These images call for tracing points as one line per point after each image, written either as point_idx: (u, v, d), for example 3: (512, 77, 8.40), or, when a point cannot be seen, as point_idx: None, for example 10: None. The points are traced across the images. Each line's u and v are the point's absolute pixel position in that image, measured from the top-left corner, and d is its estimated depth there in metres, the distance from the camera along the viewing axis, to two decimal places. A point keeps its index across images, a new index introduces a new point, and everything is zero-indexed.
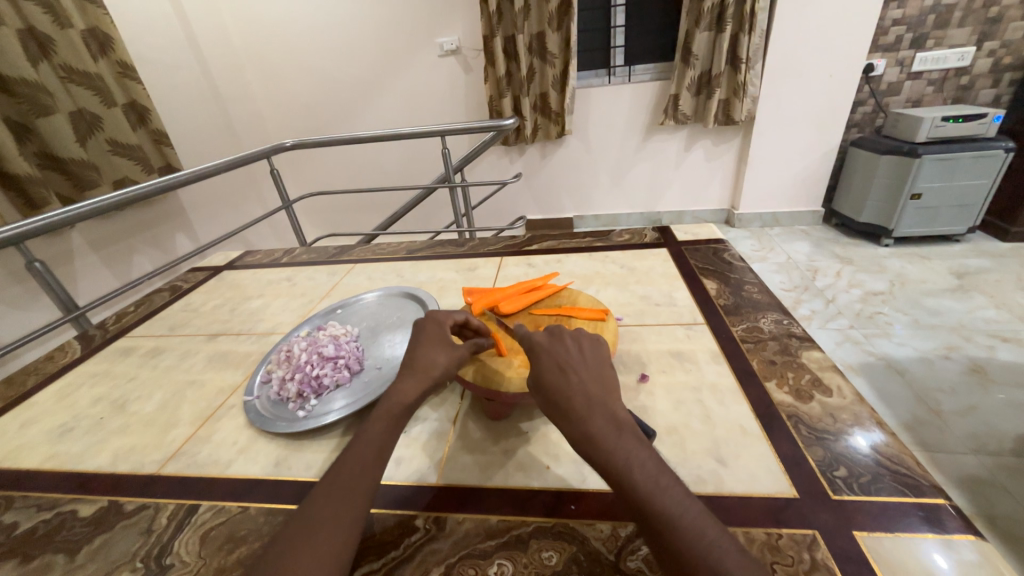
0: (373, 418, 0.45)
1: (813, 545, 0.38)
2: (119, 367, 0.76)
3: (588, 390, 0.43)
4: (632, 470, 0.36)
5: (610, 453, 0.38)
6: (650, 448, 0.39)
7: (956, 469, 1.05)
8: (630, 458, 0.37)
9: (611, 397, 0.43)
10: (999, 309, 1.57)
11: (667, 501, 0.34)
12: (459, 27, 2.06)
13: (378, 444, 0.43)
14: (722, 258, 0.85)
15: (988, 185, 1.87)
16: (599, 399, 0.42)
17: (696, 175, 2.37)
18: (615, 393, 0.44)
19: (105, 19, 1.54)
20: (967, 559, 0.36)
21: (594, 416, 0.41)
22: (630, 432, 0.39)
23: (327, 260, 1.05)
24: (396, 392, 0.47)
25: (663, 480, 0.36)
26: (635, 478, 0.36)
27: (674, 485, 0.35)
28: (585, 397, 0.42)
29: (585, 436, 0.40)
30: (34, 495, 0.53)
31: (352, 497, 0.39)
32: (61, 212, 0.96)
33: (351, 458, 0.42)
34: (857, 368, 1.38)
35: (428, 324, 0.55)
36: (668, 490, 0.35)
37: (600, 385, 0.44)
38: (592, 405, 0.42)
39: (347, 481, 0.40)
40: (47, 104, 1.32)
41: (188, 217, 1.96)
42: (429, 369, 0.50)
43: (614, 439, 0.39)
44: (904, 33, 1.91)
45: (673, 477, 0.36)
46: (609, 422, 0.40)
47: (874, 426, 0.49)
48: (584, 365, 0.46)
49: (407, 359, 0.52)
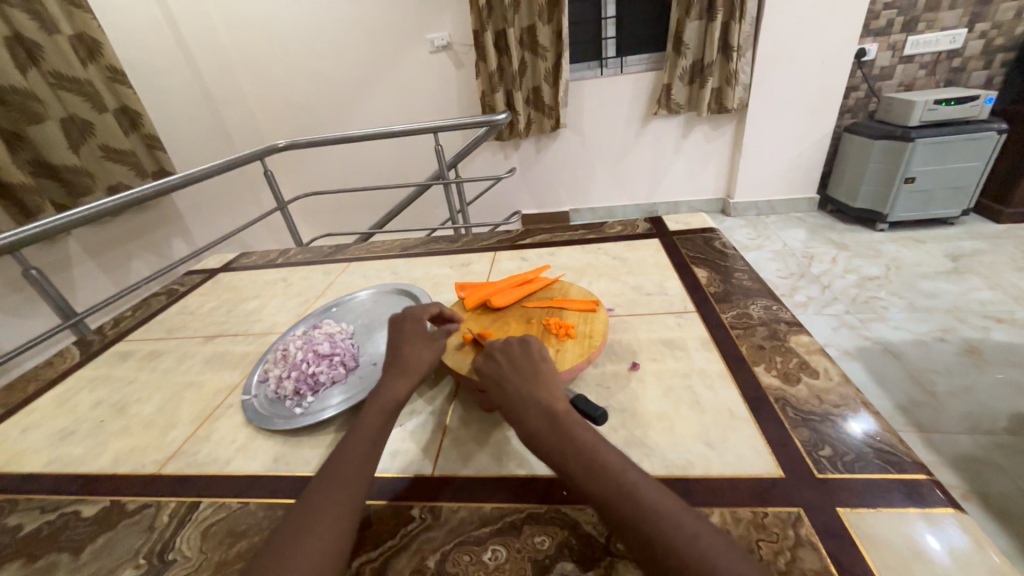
0: (367, 414, 0.46)
1: (798, 522, 0.39)
2: (118, 371, 0.76)
3: (522, 390, 0.45)
4: (566, 460, 0.39)
5: (549, 447, 0.40)
6: (586, 429, 0.41)
7: (951, 449, 1.06)
8: (564, 449, 0.40)
9: (547, 389, 0.45)
10: (993, 290, 1.58)
11: (605, 483, 0.36)
12: (449, 22, 2.06)
13: (376, 438, 0.44)
14: (714, 247, 0.85)
15: (982, 167, 1.86)
16: (533, 396, 0.44)
17: (693, 163, 2.37)
18: (552, 383, 0.46)
19: (92, 23, 1.54)
20: (949, 533, 0.36)
21: (530, 414, 0.43)
22: (566, 419, 0.42)
23: (323, 259, 1.06)
24: (387, 388, 0.49)
25: (600, 460, 0.38)
26: (571, 467, 0.38)
27: (609, 460, 0.38)
28: (520, 397, 0.45)
29: (527, 437, 0.42)
30: (37, 498, 0.54)
31: (352, 487, 0.40)
32: (57, 219, 0.96)
33: (348, 451, 0.43)
34: (853, 352, 1.39)
35: (406, 322, 0.56)
36: (605, 468, 0.37)
37: (534, 381, 0.46)
38: (527, 403, 0.44)
39: (347, 472, 0.41)
40: (38, 111, 1.32)
41: (184, 222, 1.96)
42: (414, 365, 0.51)
43: (548, 432, 0.41)
44: (896, 17, 1.90)
45: (609, 453, 0.39)
46: (542, 417, 0.42)
47: (861, 408, 0.49)
48: (518, 366, 0.48)
49: (393, 358, 0.52)
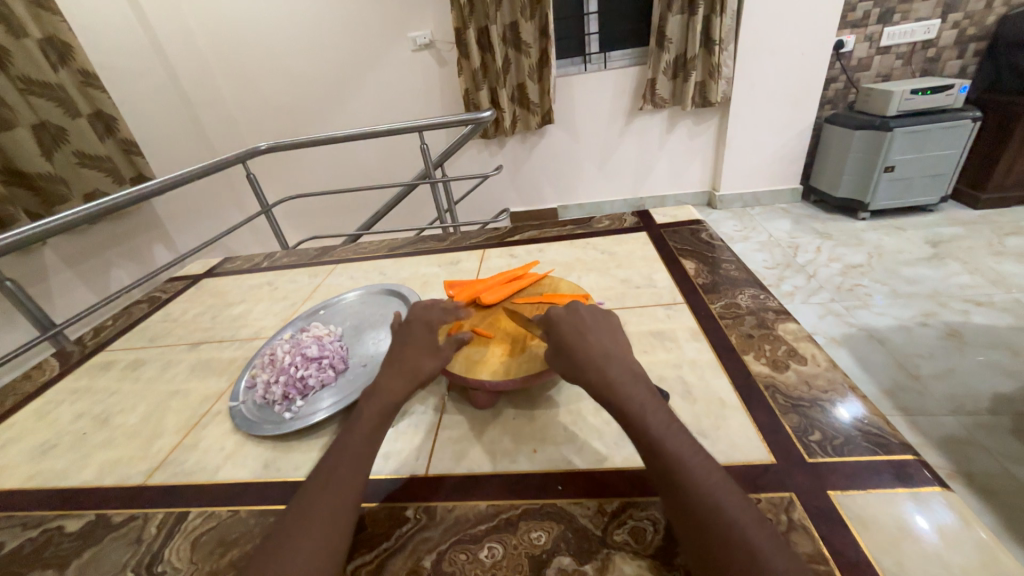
0: (360, 417, 0.45)
1: (790, 507, 0.39)
2: (100, 382, 0.74)
3: (604, 345, 0.45)
4: (646, 415, 0.39)
5: (627, 400, 0.40)
6: (660, 399, 0.41)
7: (935, 431, 1.08)
8: (644, 405, 0.40)
9: (625, 353, 0.46)
10: (972, 274, 1.62)
11: (679, 446, 0.37)
12: (430, 20, 2.04)
13: (369, 440, 0.44)
14: (701, 239, 0.86)
15: (958, 155, 1.91)
16: (615, 354, 0.45)
17: (679, 157, 2.38)
18: (628, 350, 0.46)
19: (62, 26, 1.49)
20: (937, 511, 0.37)
21: (613, 367, 0.43)
22: (644, 383, 0.42)
23: (309, 262, 1.05)
24: (381, 390, 0.47)
25: (674, 426, 0.39)
26: (650, 422, 0.39)
27: (681, 432, 0.39)
28: (601, 351, 0.44)
29: (604, 384, 0.42)
30: (18, 514, 0.52)
31: (345, 491, 0.39)
32: (31, 228, 0.93)
33: (342, 454, 0.42)
34: (839, 339, 1.41)
35: (416, 326, 0.53)
36: (677, 435, 0.38)
37: (614, 343, 0.46)
38: (608, 358, 0.44)
39: (340, 476, 0.40)
40: (6, 117, 1.28)
41: (165, 228, 1.92)
42: (415, 369, 0.49)
43: (631, 387, 0.41)
44: (872, 9, 1.93)
45: (678, 425, 0.39)
46: (626, 373, 0.43)
47: (849, 392, 0.50)
48: (599, 326, 0.48)
49: (396, 358, 0.50)
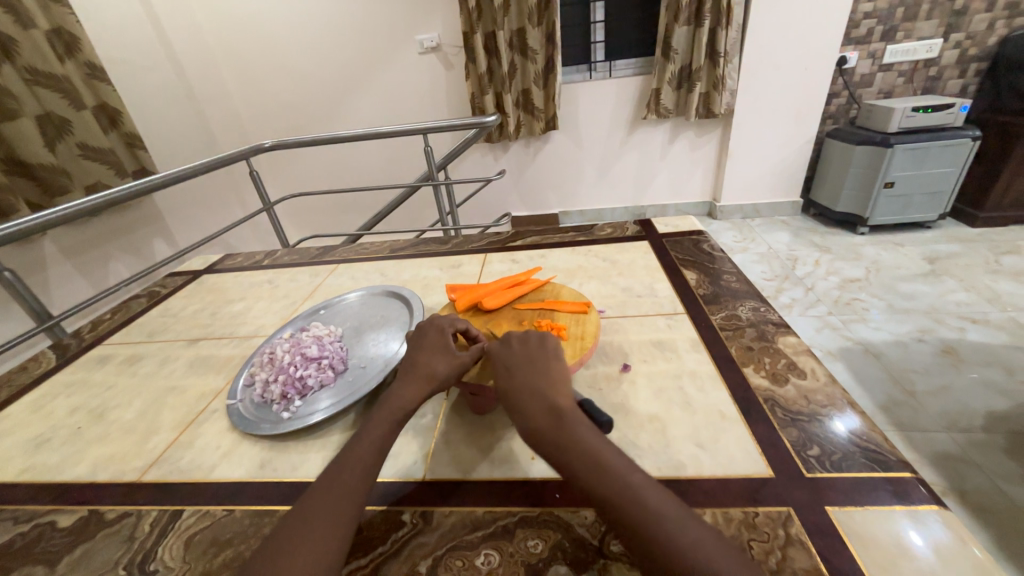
0: (372, 423, 0.46)
1: (787, 521, 0.39)
2: (97, 376, 0.74)
3: (530, 383, 0.45)
4: (574, 461, 0.38)
5: (554, 445, 0.40)
6: (596, 436, 0.40)
7: (930, 447, 1.08)
8: (572, 450, 0.39)
9: (554, 387, 0.45)
10: (969, 292, 1.63)
11: (616, 489, 0.35)
12: (438, 24, 2.05)
13: (378, 445, 0.44)
14: (702, 249, 0.87)
15: (957, 173, 1.92)
16: (541, 392, 0.44)
17: (681, 166, 2.39)
18: (560, 381, 0.46)
19: (70, 18, 1.50)
20: (933, 530, 0.37)
21: (536, 414, 0.42)
22: (572, 419, 0.41)
23: (310, 261, 1.04)
24: (396, 397, 0.48)
25: (612, 465, 0.37)
26: (578, 469, 0.37)
27: (622, 470, 0.37)
28: (528, 392, 0.45)
29: (530, 432, 0.42)
30: (10, 508, 0.52)
31: (351, 496, 0.39)
32: (32, 219, 0.93)
33: (351, 458, 0.42)
34: (836, 353, 1.42)
35: (429, 331, 0.54)
36: (615, 474, 0.36)
37: (544, 376, 0.46)
38: (533, 401, 0.44)
39: (347, 480, 0.40)
40: (12, 107, 1.28)
41: (166, 222, 1.92)
42: (429, 375, 0.50)
43: (556, 432, 0.40)
44: (875, 26, 1.95)
45: (622, 461, 0.38)
46: (549, 417, 0.42)
47: (847, 407, 0.50)
48: (529, 359, 0.48)
49: (410, 364, 0.51)
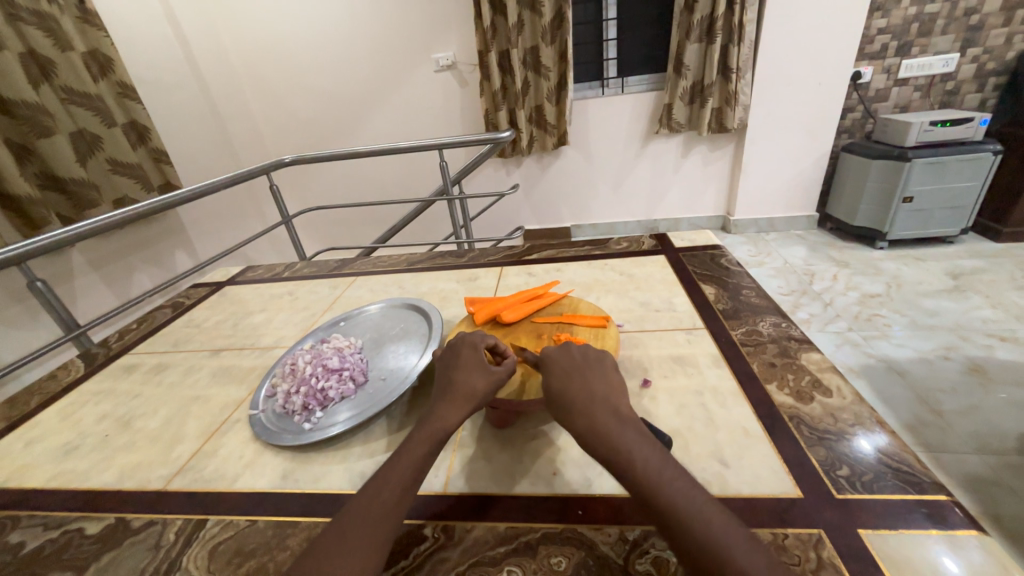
0: (413, 440, 0.45)
1: (818, 544, 0.38)
2: (123, 384, 0.76)
3: (591, 389, 0.46)
4: (636, 466, 0.38)
5: (615, 449, 0.39)
6: (654, 445, 0.40)
7: (959, 469, 1.05)
8: (635, 455, 0.38)
9: (614, 396, 0.45)
10: (995, 308, 1.59)
11: (676, 496, 0.35)
12: (454, 44, 2.11)
13: (416, 465, 0.43)
14: (720, 263, 0.86)
15: (979, 186, 1.89)
16: (603, 397, 0.45)
17: (694, 180, 2.39)
18: (619, 391, 0.46)
19: (105, 41, 1.57)
20: (974, 558, 0.36)
21: (596, 414, 0.43)
22: (633, 427, 0.41)
23: (329, 273, 1.06)
24: (436, 417, 0.47)
25: (670, 475, 0.37)
26: (641, 473, 0.37)
27: (681, 480, 0.36)
28: (587, 396, 0.45)
29: (591, 433, 0.42)
30: (39, 514, 0.53)
31: (385, 518, 0.39)
32: (67, 230, 0.96)
33: (389, 475, 0.42)
34: (858, 370, 1.39)
35: (462, 348, 0.54)
36: (674, 484, 0.36)
37: (604, 384, 0.47)
38: (593, 404, 0.44)
39: (386, 500, 0.40)
40: (48, 125, 1.33)
41: (187, 234, 1.97)
42: (468, 394, 0.49)
43: (618, 435, 0.40)
44: (890, 41, 1.95)
45: (680, 472, 0.37)
46: (613, 419, 0.42)
47: (876, 426, 0.49)
48: (588, 366, 0.49)
49: (446, 384, 0.51)
